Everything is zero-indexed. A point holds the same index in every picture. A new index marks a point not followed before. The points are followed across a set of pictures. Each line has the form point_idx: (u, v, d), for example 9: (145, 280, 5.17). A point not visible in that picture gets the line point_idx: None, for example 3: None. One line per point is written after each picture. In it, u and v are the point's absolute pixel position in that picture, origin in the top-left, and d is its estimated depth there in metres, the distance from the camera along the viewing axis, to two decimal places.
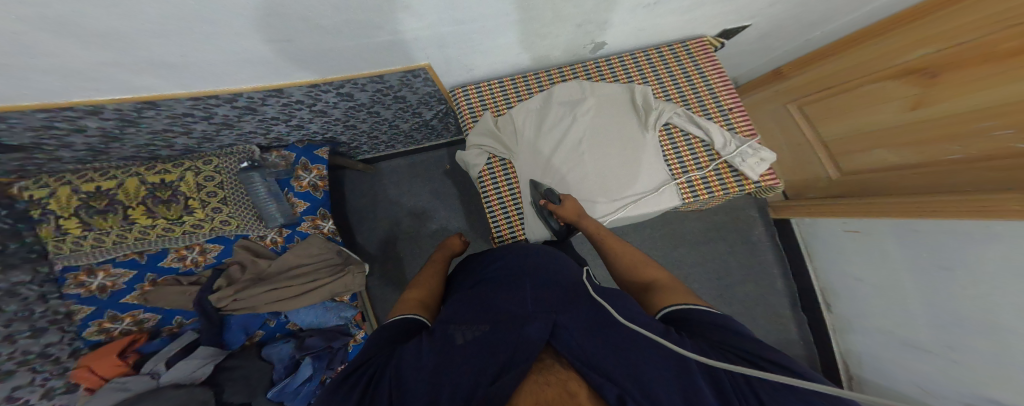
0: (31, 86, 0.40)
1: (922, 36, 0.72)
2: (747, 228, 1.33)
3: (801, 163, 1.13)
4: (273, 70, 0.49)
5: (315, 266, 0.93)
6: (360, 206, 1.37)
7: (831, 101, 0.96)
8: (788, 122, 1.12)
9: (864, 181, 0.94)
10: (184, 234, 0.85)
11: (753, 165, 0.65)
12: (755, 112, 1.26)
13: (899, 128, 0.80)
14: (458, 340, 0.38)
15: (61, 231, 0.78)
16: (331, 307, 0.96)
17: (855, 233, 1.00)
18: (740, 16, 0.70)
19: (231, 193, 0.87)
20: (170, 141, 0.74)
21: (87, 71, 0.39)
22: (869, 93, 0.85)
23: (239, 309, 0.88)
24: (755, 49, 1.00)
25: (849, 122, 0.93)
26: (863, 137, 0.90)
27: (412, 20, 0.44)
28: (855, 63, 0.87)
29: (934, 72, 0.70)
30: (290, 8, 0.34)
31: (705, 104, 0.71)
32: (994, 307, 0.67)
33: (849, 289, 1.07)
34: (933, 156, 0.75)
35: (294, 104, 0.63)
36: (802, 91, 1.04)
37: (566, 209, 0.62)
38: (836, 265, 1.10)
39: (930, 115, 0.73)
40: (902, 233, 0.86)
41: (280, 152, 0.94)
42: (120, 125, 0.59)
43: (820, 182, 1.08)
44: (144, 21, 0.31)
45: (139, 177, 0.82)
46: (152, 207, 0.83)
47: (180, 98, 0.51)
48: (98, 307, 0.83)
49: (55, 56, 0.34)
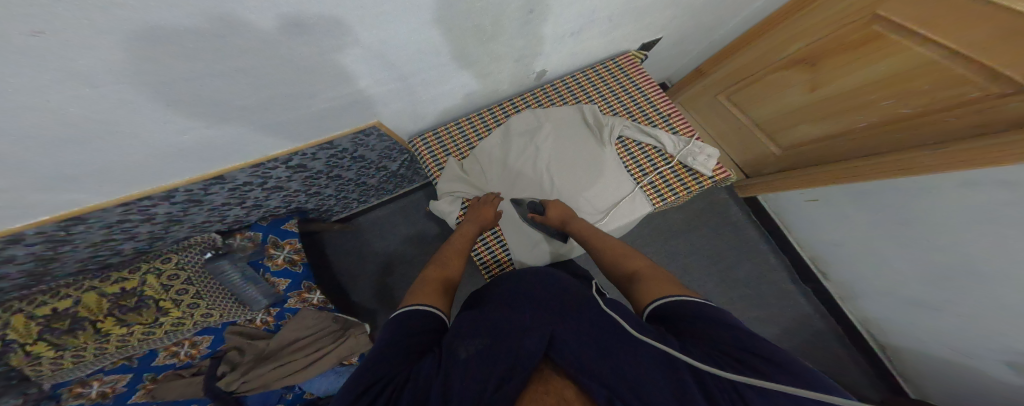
0: None
1: (795, 32, 0.83)
2: (728, 213, 1.33)
3: (739, 149, 1.20)
4: (207, 157, 0.48)
5: (317, 336, 0.88)
6: (342, 269, 1.30)
7: (745, 92, 1.04)
8: (716, 115, 1.21)
9: (798, 155, 1.00)
10: (168, 333, 0.75)
11: (703, 162, 0.67)
12: (689, 106, 1.32)
13: (807, 108, 0.89)
14: (461, 354, 0.36)
15: (30, 358, 0.65)
16: (343, 371, 0.91)
17: (814, 201, 1.04)
18: (653, 29, 0.75)
19: (204, 285, 0.79)
20: (117, 247, 0.68)
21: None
22: (771, 82, 0.94)
23: (251, 390, 0.80)
24: (684, 52, 1.08)
25: (764, 108, 1.01)
26: (781, 119, 0.98)
27: (343, 86, 0.45)
28: (747, 61, 0.98)
29: (818, 60, 0.80)
30: (197, 93, 0.34)
31: (647, 112, 0.74)
32: (975, 246, 0.69)
33: (835, 255, 1.08)
34: (844, 126, 0.84)
35: (243, 187, 0.61)
36: (720, 85, 1.12)
37: (554, 212, 0.65)
38: (812, 232, 1.13)
39: (829, 93, 0.82)
40: (853, 197, 0.91)
41: (245, 234, 0.88)
42: (52, 245, 0.53)
43: (759, 162, 1.16)
44: (36, 132, 0.29)
45: (97, 290, 0.72)
46: (122, 317, 0.72)
47: (109, 206, 0.49)
48: None
49: None
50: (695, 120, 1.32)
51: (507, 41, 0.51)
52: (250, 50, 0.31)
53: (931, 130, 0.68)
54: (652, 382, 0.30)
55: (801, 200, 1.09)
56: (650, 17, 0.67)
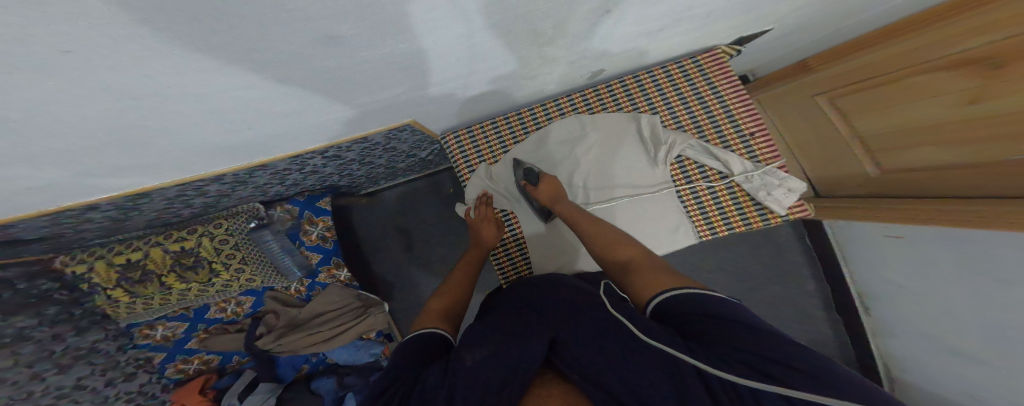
0: (30, 202, 0.42)
1: (977, 24, 0.62)
2: (774, 233, 1.24)
3: (835, 160, 1.02)
4: (254, 152, 0.49)
5: (342, 311, 1.01)
6: (368, 241, 1.35)
7: (867, 96, 0.86)
8: (818, 118, 1.02)
9: (913, 180, 0.84)
10: (218, 291, 0.87)
11: (780, 197, 0.61)
12: (781, 105, 1.14)
13: (947, 126, 0.71)
14: (468, 361, 0.35)
15: (110, 299, 0.81)
16: (362, 345, 1.07)
17: (896, 238, 0.88)
18: (758, 25, 0.60)
19: (248, 253, 0.86)
20: (178, 212, 0.73)
21: (80, 184, 0.41)
22: (912, 87, 0.75)
23: (283, 351, 0.95)
24: (779, 48, 0.90)
25: (892, 116, 0.81)
26: (910, 134, 0.79)
27: (377, 93, 0.42)
28: (895, 53, 0.77)
29: (990, 65, 0.61)
30: (243, 107, 0.34)
31: (722, 128, 0.65)
32: None
33: (893, 299, 0.96)
34: (996, 156, 0.66)
35: (283, 172, 0.63)
36: (833, 83, 0.93)
37: (543, 189, 0.63)
38: (874, 274, 1.01)
39: (987, 112, 0.64)
40: (948, 237, 0.75)
41: (284, 207, 0.91)
42: (122, 211, 0.59)
43: (856, 180, 0.98)
44: (101, 138, 0.31)
45: (161, 247, 0.80)
46: (182, 273, 0.83)
47: (167, 186, 0.51)
48: (168, 352, 0.94)
49: (28, 179, 0.35)
50: (783, 122, 1.15)
51: (567, 44, 0.44)
52: (294, 67, 0.29)
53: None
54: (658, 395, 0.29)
55: (878, 234, 0.95)
56: (755, 14, 0.53)
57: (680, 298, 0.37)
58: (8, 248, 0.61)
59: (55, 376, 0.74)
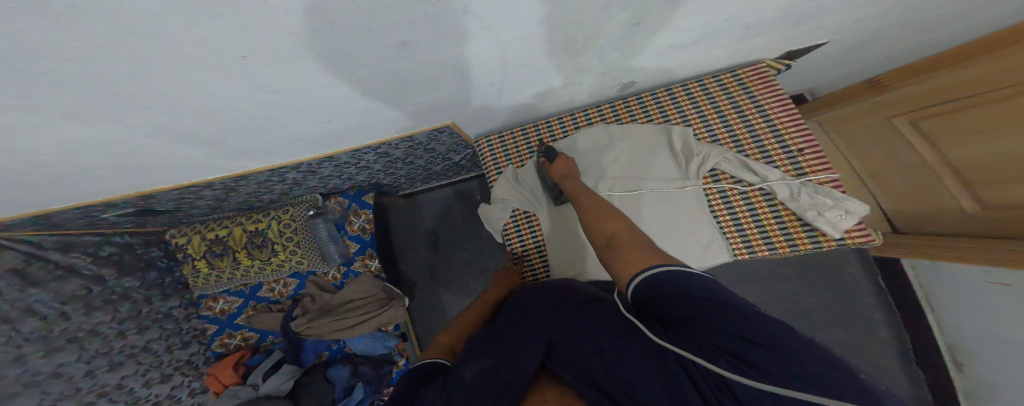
0: (164, 173, 0.54)
1: None
2: (837, 268, 1.13)
3: (916, 192, 0.91)
4: (326, 144, 0.58)
5: (366, 301, 1.02)
6: (402, 237, 1.46)
7: (960, 118, 0.75)
8: (891, 143, 0.92)
9: (1020, 219, 0.71)
10: (274, 271, 1.00)
11: (835, 219, 0.56)
12: (847, 128, 1.05)
13: None
14: (466, 374, 0.38)
15: (195, 270, 1.00)
16: (378, 337, 1.06)
17: (1004, 286, 0.75)
18: (807, 38, 0.58)
19: (304, 237, 1.00)
20: (260, 197, 0.87)
21: (200, 161, 0.52)
22: (1018, 108, 0.65)
23: (312, 334, 0.98)
24: (844, 63, 0.83)
25: (989, 143, 0.71)
26: (1013, 162, 0.68)
27: (431, 92, 0.49)
28: (997, 70, 0.69)
29: None
30: (328, 99, 0.42)
31: (764, 143, 0.63)
32: None
33: (996, 356, 0.81)
34: None
35: (344, 164, 0.73)
36: (916, 104, 0.84)
37: (558, 166, 0.64)
38: (972, 325, 0.86)
39: None
40: None
41: (338, 199, 1.03)
42: (225, 191, 0.73)
43: (947, 215, 0.86)
44: (223, 121, 0.41)
45: (241, 226, 0.98)
46: (251, 250, 0.99)
47: (256, 170, 0.63)
48: (219, 326, 1.04)
49: (169, 152, 0.46)
50: (848, 146, 1.05)
51: (598, 54, 0.47)
52: (367, 65, 0.36)
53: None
54: (640, 386, 0.29)
55: (981, 281, 0.81)
56: (802, 27, 0.52)
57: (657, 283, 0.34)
58: (143, 217, 0.81)
59: (133, 334, 0.90)
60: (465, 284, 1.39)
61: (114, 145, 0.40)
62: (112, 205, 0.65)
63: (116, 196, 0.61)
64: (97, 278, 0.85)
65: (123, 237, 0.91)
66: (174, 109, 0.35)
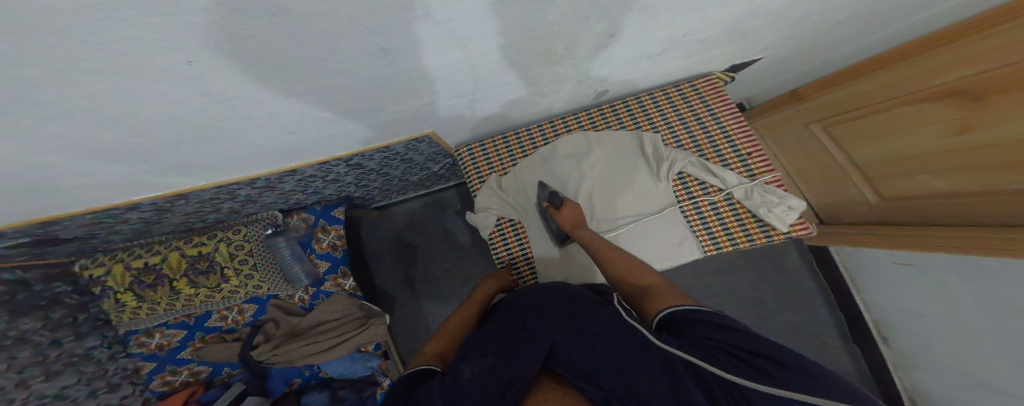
0: (84, 194, 0.46)
1: (955, 59, 0.66)
2: (782, 255, 1.27)
3: (835, 187, 1.05)
4: (290, 157, 0.54)
5: (342, 321, 0.95)
6: (376, 252, 1.37)
7: (858, 125, 0.89)
8: (814, 145, 1.05)
9: (912, 207, 0.85)
10: (224, 299, 0.88)
11: (780, 214, 0.63)
12: (775, 132, 1.20)
13: (940, 155, 0.73)
14: (466, 375, 0.37)
15: (119, 304, 0.85)
16: (358, 358, 0.99)
17: (906, 266, 0.89)
18: (752, 53, 0.65)
19: (261, 259, 0.89)
20: (203, 217, 0.77)
21: (133, 179, 0.45)
22: (901, 116, 0.78)
23: (277, 363, 0.89)
24: (779, 74, 0.95)
25: (885, 145, 0.84)
26: (904, 161, 0.81)
27: (410, 101, 0.47)
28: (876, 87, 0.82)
29: (976, 95, 0.63)
30: (295, 108, 0.39)
31: (721, 148, 0.69)
32: None
33: (909, 325, 0.95)
34: (991, 184, 0.66)
35: (310, 178, 0.67)
36: (824, 112, 0.97)
37: (565, 214, 0.63)
38: (886, 300, 1.00)
39: (978, 141, 0.65)
40: (956, 264, 0.76)
41: (301, 215, 0.95)
42: (155, 213, 0.63)
43: (858, 206, 1.00)
44: (167, 133, 0.36)
45: (178, 251, 0.85)
46: (194, 278, 0.86)
47: (210, 187, 0.56)
48: (159, 362, 0.91)
49: (95, 170, 0.40)
50: (779, 148, 1.20)
51: (575, 63, 0.49)
52: (339, 72, 0.34)
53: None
54: (652, 386, 0.30)
55: (888, 261, 0.95)
56: (748, 42, 0.58)
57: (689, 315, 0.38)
58: (43, 247, 0.66)
59: (42, 383, 0.75)
60: (444, 297, 1.34)
61: (22, 166, 0.33)
62: (0, 234, 0.52)
63: (1, 225, 0.49)
64: None
65: (15, 271, 0.69)
66: (116, 123, 0.31)
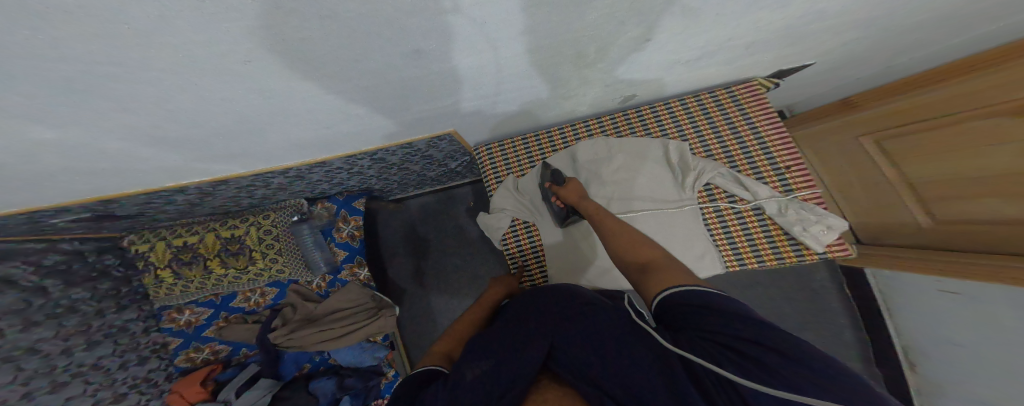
0: (137, 180, 0.50)
1: None
2: (810, 276, 1.20)
3: (881, 205, 0.98)
4: (320, 149, 0.56)
5: (354, 310, 0.98)
6: (390, 244, 1.41)
7: (918, 138, 0.82)
8: (863, 159, 0.98)
9: (972, 232, 0.77)
10: (250, 280, 0.94)
11: (818, 234, 0.59)
12: (818, 144, 1.13)
13: (1008, 177, 0.66)
14: (468, 376, 0.36)
15: (159, 279, 0.92)
16: (367, 347, 1.02)
17: (951, 294, 0.81)
18: (799, 59, 0.60)
19: (285, 245, 0.94)
20: (238, 201, 0.81)
21: (177, 168, 0.49)
22: (969, 132, 0.71)
23: (291, 346, 0.94)
24: (823, 82, 0.89)
25: (943, 163, 0.77)
26: (967, 182, 0.73)
27: (438, 100, 0.47)
28: (947, 96, 0.74)
29: None
30: (332, 104, 0.40)
31: (756, 159, 0.65)
32: None
33: (943, 357, 0.89)
34: None
35: (335, 170, 0.70)
36: (877, 124, 0.90)
37: (569, 189, 0.64)
38: (923, 328, 0.94)
39: None
40: (1004, 299, 0.69)
41: (324, 204, 1.00)
42: (198, 196, 0.68)
43: (907, 228, 0.93)
44: (212, 128, 0.39)
45: (215, 232, 0.91)
46: (225, 258, 0.92)
47: (245, 176, 0.60)
48: (185, 339, 0.98)
49: (154, 158, 0.43)
50: (822, 160, 1.13)
51: (605, 68, 0.48)
52: (377, 72, 0.35)
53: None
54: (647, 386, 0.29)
55: (933, 289, 0.87)
56: (796, 48, 0.54)
57: (690, 298, 0.35)
58: (98, 222, 0.73)
59: (81, 352, 0.81)
60: (455, 292, 1.36)
61: (84, 155, 0.37)
62: (65, 209, 0.58)
63: (67, 202, 0.55)
64: (37, 290, 0.75)
65: (73, 243, 0.81)
66: (175, 118, 0.34)
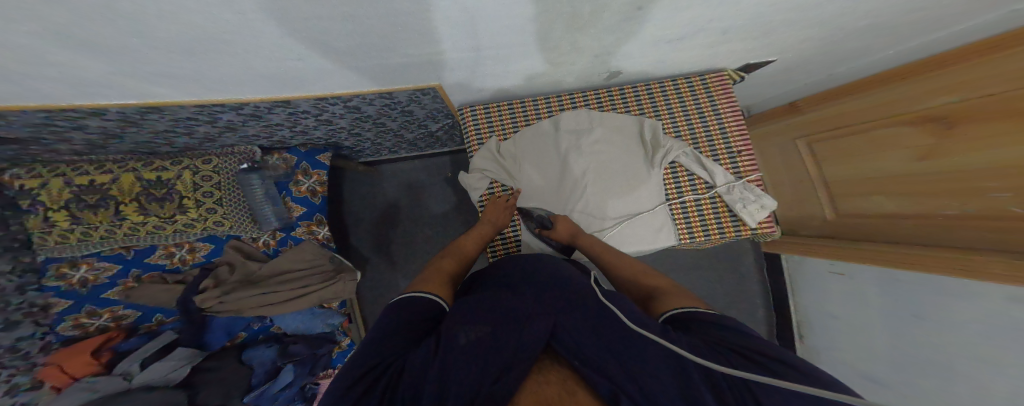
0: (37, 92, 0.41)
1: (935, 87, 0.72)
2: (740, 259, 1.40)
3: (801, 201, 1.15)
4: (285, 85, 0.50)
5: (308, 272, 0.94)
6: (358, 209, 1.36)
7: (840, 143, 0.96)
8: (796, 158, 1.12)
9: (863, 225, 0.95)
10: (175, 233, 0.83)
11: (753, 212, 0.69)
12: (763, 144, 1.28)
13: (901, 178, 0.81)
14: (461, 341, 0.35)
15: (46, 223, 0.74)
16: (319, 314, 0.98)
17: (839, 275, 1.04)
18: (763, 53, 0.66)
19: (228, 195, 0.86)
20: (171, 139, 0.72)
21: (95, 81, 0.41)
22: (878, 137, 0.84)
23: (223, 311, 0.86)
24: (778, 83, 0.98)
25: (856, 165, 0.92)
26: (869, 182, 0.89)
27: (427, 46, 0.45)
28: (867, 106, 0.87)
29: (949, 122, 0.69)
30: (309, 31, 0.36)
31: (715, 145, 0.73)
32: (950, 354, 0.72)
33: (825, 326, 1.12)
34: (930, 209, 0.76)
35: (300, 114, 0.64)
36: (811, 128, 1.04)
37: (560, 230, 0.68)
38: (815, 304, 1.16)
39: (936, 166, 0.72)
40: (885, 283, 0.88)
41: (281, 155, 0.94)
42: (119, 125, 0.57)
43: (817, 221, 1.10)
44: (157, 38, 0.33)
45: (134, 173, 0.80)
46: (145, 204, 0.81)
47: (186, 105, 0.52)
48: (77, 301, 0.79)
49: (69, 66, 0.36)
50: (763, 159, 1.29)
51: (596, 34, 0.49)
52: (368, 3, 0.32)
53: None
54: (660, 384, 0.29)
55: (825, 271, 1.10)
56: (765, 40, 0.59)
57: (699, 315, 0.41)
58: None
59: None
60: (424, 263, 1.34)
61: None
62: None
63: None
64: None
65: None
66: (108, 20, 0.28)
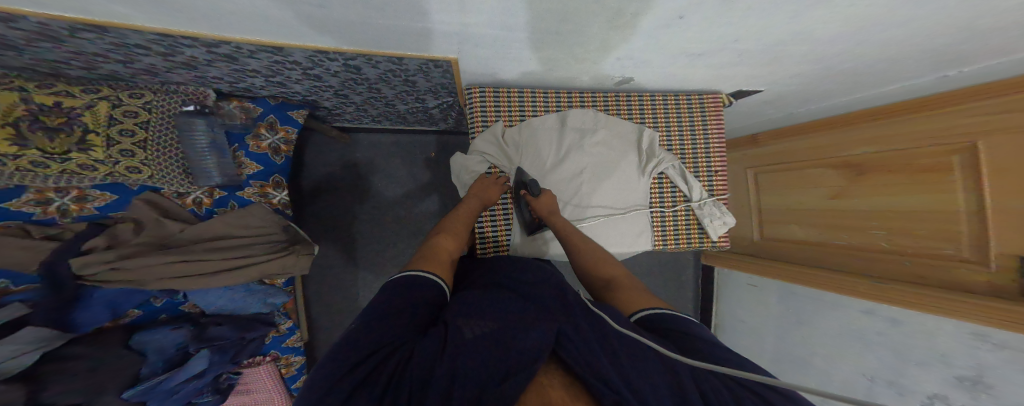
0: None
1: (857, 138, 0.86)
2: (682, 266, 1.56)
3: (738, 222, 1.32)
4: (281, 30, 0.43)
5: (252, 241, 0.82)
6: (318, 178, 1.23)
7: (780, 176, 1.10)
8: (744, 182, 1.28)
9: (776, 249, 1.13)
10: (64, 174, 0.64)
11: (717, 227, 0.78)
12: None
13: (816, 211, 0.96)
14: (468, 334, 0.35)
15: None
16: (256, 291, 0.88)
17: (753, 286, 1.23)
18: (759, 81, 0.72)
19: (156, 137, 0.69)
20: (97, 64, 0.57)
21: None
22: (807, 176, 1.00)
23: (115, 281, 0.69)
24: (749, 114, 1.09)
25: (786, 196, 1.08)
26: (789, 212, 1.06)
27: (458, 15, 0.41)
28: (801, 147, 1.03)
29: (861, 170, 0.84)
30: None
31: (699, 162, 0.80)
32: (812, 351, 0.92)
33: (732, 328, 1.33)
34: (825, 239, 0.94)
35: (289, 64, 0.55)
36: (761, 159, 1.19)
37: (542, 203, 0.68)
38: (729, 309, 1.37)
39: (844, 205, 0.88)
40: (782, 293, 1.07)
41: (241, 103, 0.80)
42: (34, 37, 0.44)
43: (746, 241, 1.29)
44: None
45: (18, 93, 0.58)
46: (26, 134, 0.59)
47: (146, 31, 0.42)
48: None
49: None
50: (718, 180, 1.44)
51: (628, 37, 0.49)
52: None
53: (891, 268, 0.77)
54: (653, 389, 0.31)
55: (743, 283, 1.29)
56: (769, 69, 0.65)
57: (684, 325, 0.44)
58: None
59: None
60: (387, 245, 1.28)
61: None
62: None
63: None
64: None
65: None
66: None
